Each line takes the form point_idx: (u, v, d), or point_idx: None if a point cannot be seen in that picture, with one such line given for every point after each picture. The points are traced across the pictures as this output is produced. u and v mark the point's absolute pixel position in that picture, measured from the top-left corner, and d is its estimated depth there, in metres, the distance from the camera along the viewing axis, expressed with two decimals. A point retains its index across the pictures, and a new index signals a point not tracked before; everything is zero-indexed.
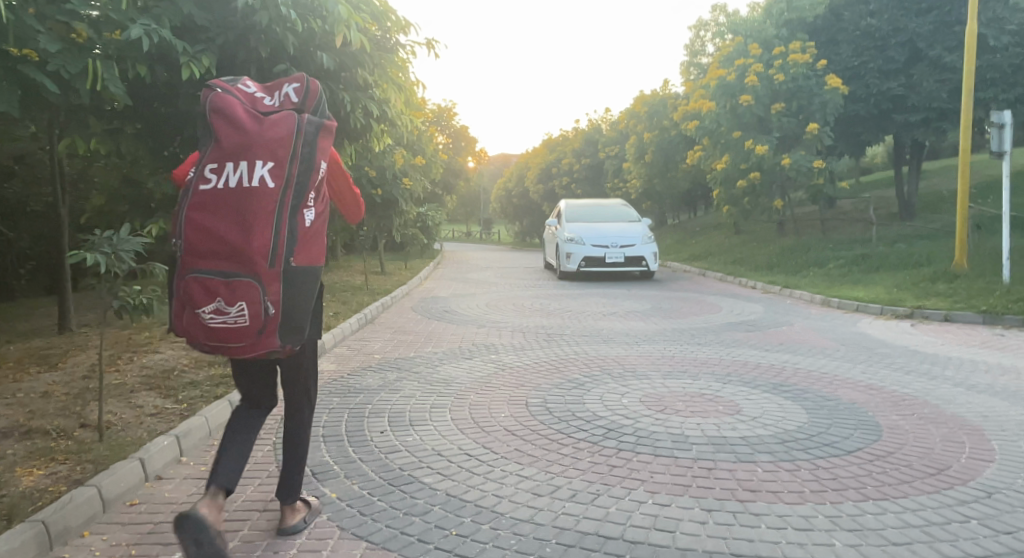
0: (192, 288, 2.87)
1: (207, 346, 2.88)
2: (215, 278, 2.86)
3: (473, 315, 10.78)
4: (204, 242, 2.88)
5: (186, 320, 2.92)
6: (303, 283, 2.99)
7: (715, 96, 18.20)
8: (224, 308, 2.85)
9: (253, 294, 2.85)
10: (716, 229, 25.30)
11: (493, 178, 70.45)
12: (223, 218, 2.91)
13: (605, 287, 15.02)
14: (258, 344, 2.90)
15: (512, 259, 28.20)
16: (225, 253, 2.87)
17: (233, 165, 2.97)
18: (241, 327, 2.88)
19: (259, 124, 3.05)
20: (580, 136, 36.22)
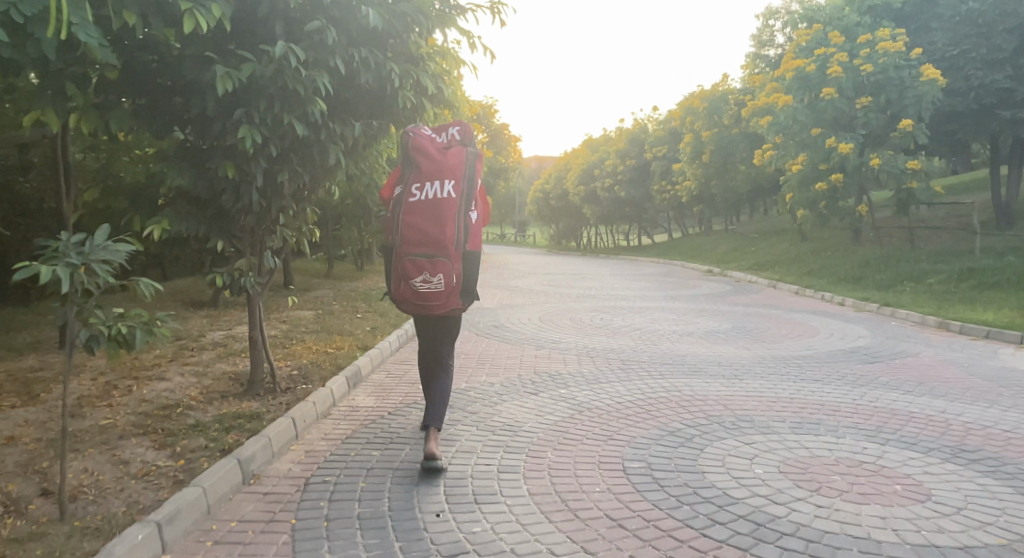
0: (407, 265, 4.43)
1: (417, 304, 4.38)
2: (423, 259, 4.39)
3: (529, 332, 9.49)
4: (415, 235, 4.41)
5: (401, 287, 4.46)
6: (470, 262, 4.51)
7: (791, 89, 16.67)
8: (429, 280, 4.38)
9: (448, 270, 4.40)
10: (776, 236, 23.59)
11: (529, 179, 68.76)
12: (426, 219, 4.44)
13: (666, 300, 13.60)
14: (448, 304, 4.41)
15: (555, 264, 26.75)
16: (429, 242, 4.41)
17: (430, 183, 4.52)
18: (439, 292, 4.41)
19: (442, 155, 4.61)
20: (625, 136, 34.48)
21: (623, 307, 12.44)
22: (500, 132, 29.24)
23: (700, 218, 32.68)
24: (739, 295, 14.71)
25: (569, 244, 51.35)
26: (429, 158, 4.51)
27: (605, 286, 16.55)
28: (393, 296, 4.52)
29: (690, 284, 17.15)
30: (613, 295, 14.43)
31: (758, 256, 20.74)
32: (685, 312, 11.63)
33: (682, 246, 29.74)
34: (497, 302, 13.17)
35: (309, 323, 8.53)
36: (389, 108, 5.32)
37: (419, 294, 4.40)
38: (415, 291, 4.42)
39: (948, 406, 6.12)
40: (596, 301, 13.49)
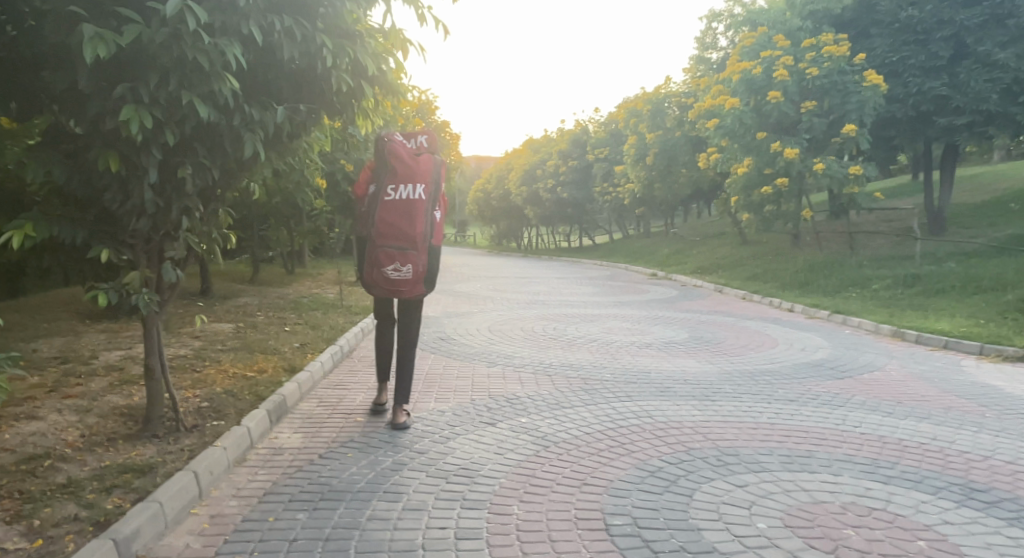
0: (383, 254, 5.34)
1: (388, 287, 5.32)
2: (395, 250, 5.33)
3: (477, 346, 8.73)
4: (389, 230, 5.34)
5: (374, 271, 5.37)
6: (433, 254, 5.50)
7: (737, 91, 15.76)
8: (399, 269, 5.32)
9: (415, 262, 5.34)
10: (717, 238, 23.47)
11: (468, 179, 67.84)
12: (398, 217, 5.36)
13: (617, 306, 13.05)
14: (412, 289, 5.37)
15: (495, 266, 26.03)
16: (401, 237, 5.34)
17: (403, 185, 5.43)
18: (407, 279, 5.35)
19: (415, 161, 5.54)
20: (567, 136, 33.99)
21: (574, 315, 11.77)
22: (438, 129, 28.36)
23: (641, 220, 32.45)
24: (688, 301, 14.27)
25: (509, 245, 50.71)
26: (405, 163, 5.45)
27: (551, 291, 15.89)
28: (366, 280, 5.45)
29: (638, 288, 16.68)
30: (562, 301, 13.78)
31: (701, 259, 20.51)
32: (638, 320, 11.00)
33: (624, 248, 29.41)
34: (439, 310, 12.31)
35: (224, 339, 7.47)
36: (311, 86, 4.46)
37: (391, 279, 5.32)
38: (387, 276, 5.34)
39: (938, 431, 5.62)
40: (545, 308, 12.77)
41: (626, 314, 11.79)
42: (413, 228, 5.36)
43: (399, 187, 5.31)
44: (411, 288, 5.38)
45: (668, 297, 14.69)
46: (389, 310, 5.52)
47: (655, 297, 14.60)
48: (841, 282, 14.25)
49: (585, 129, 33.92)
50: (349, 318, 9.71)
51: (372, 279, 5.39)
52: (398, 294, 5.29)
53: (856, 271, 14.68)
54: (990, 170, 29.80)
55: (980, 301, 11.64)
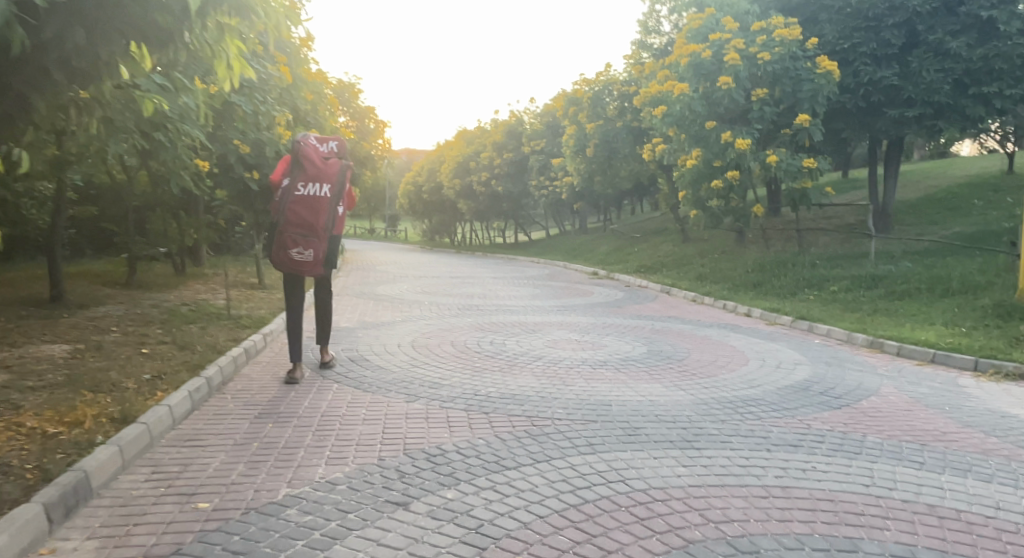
0: (289, 238, 6.30)
1: (290, 266, 6.29)
2: (299, 236, 6.31)
3: (396, 370, 7.04)
4: (296, 218, 6.31)
5: (280, 251, 6.34)
6: (332, 243, 6.51)
7: (685, 76, 13.55)
8: (303, 252, 6.30)
9: (317, 248, 6.34)
10: (657, 233, 22.32)
11: (401, 172, 65.44)
12: (306, 209, 6.33)
13: (558, 311, 11.55)
14: (312, 269, 6.35)
15: (423, 263, 24.20)
16: (306, 226, 6.32)
17: (312, 182, 6.40)
18: (309, 261, 6.34)
19: (324, 164, 6.53)
20: (501, 127, 32.39)
21: (513, 324, 10.16)
22: (363, 114, 26.44)
23: (579, 215, 31.09)
24: (632, 303, 12.90)
25: (444, 240, 48.83)
26: (315, 163, 6.41)
27: (485, 294, 14.27)
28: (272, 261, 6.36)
29: (578, 289, 15.28)
30: (498, 306, 12.16)
31: (642, 256, 19.25)
32: (586, 332, 9.44)
33: (562, 244, 28.00)
34: (353, 319, 10.46)
35: (48, 384, 5.81)
36: (80, 6, 3.86)
37: (294, 260, 6.30)
38: (292, 257, 6.32)
39: (994, 494, 4.19)
40: (478, 315, 11.11)
41: (574, 323, 10.25)
42: (317, 220, 6.36)
43: (308, 184, 6.29)
44: (313, 269, 6.38)
45: (610, 300, 13.31)
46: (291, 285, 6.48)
47: (600, 301, 13.17)
48: (794, 283, 12.75)
49: (521, 120, 32.37)
50: (236, 341, 7.82)
51: (279, 258, 6.34)
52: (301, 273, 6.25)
53: (810, 268, 13.47)
54: (926, 167, 29.49)
55: (953, 304, 10.47)
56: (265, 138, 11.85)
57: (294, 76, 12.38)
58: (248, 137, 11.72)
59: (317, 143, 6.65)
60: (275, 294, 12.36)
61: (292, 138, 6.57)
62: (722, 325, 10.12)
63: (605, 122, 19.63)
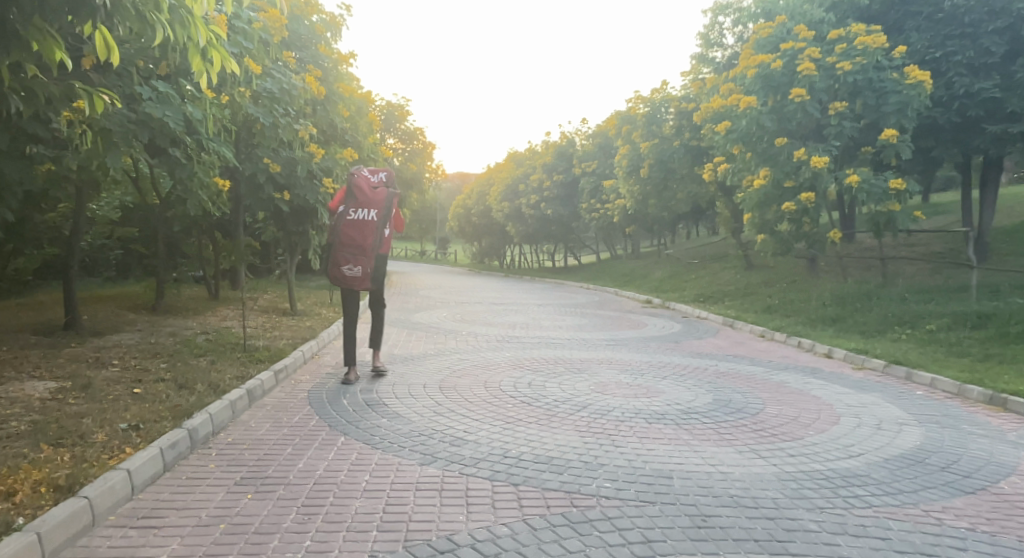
0: (341, 256, 7.17)
1: (340, 280, 7.14)
2: (347, 254, 7.17)
3: (417, 421, 5.98)
4: (346, 238, 7.19)
5: (334, 268, 7.22)
6: (379, 261, 7.31)
7: (751, 88, 12.27)
8: (352, 268, 7.14)
9: (364, 265, 7.16)
10: (717, 259, 20.93)
11: (451, 194, 65.19)
12: (354, 231, 7.21)
13: (610, 347, 10.38)
14: (358, 283, 7.17)
15: (469, 288, 23.26)
16: (355, 246, 7.18)
17: (360, 207, 7.29)
18: (358, 276, 7.16)
19: (372, 192, 7.39)
20: (551, 149, 31.53)
21: (560, 362, 9.02)
22: (411, 135, 25.59)
23: (632, 239, 29.84)
24: (692, 338, 11.63)
25: (493, 263, 48.06)
26: (362, 190, 7.29)
27: (531, 324, 13.16)
28: (327, 277, 7.24)
29: (632, 320, 14.06)
30: (544, 339, 11.05)
31: (702, 284, 17.91)
32: (642, 373, 8.25)
33: (614, 269, 26.77)
34: (383, 351, 9.47)
35: (14, 434, 5.02)
36: None
37: (345, 275, 7.15)
38: (343, 274, 7.17)
39: None
40: (522, 349, 10.01)
41: (627, 361, 9.07)
42: (365, 240, 7.20)
43: (355, 208, 7.16)
44: (360, 283, 7.19)
45: (668, 334, 12.06)
46: (345, 299, 7.35)
47: (657, 335, 11.94)
48: (881, 320, 11.26)
49: (571, 141, 31.48)
50: (240, 381, 6.90)
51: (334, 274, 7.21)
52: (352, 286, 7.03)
53: (896, 302, 11.96)
54: (1012, 192, 27.27)
55: None
56: (296, 156, 11.11)
57: (328, 91, 11.63)
58: (280, 154, 11.05)
59: (369, 173, 7.56)
60: (306, 323, 11.50)
61: (348, 172, 7.55)
62: (799, 367, 8.79)
63: (661, 141, 18.40)
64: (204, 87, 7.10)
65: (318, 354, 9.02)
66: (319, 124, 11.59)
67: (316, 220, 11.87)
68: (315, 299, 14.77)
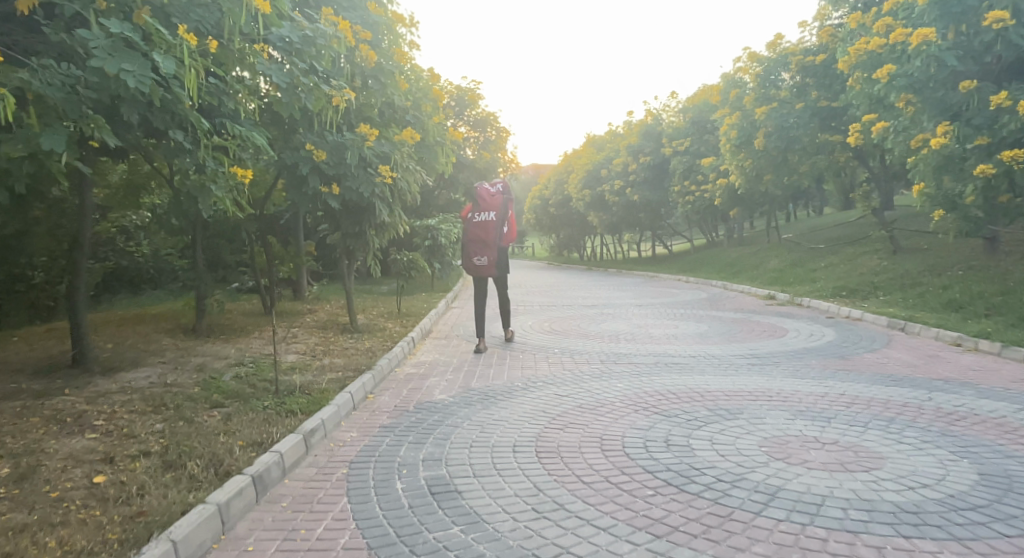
0: (470, 250, 8.55)
1: (470, 268, 8.57)
2: (473, 246, 8.62)
3: (518, 539, 3.67)
4: (472, 235, 8.64)
5: (465, 260, 8.62)
6: (500, 252, 8.67)
7: (930, 19, 9.99)
8: (480, 260, 8.56)
9: (488, 255, 8.55)
10: (846, 245, 17.89)
11: (526, 186, 62.73)
12: (478, 229, 8.62)
13: (758, 372, 7.82)
14: (483, 269, 8.57)
15: (555, 287, 20.89)
16: (481, 241, 8.59)
17: (481, 210, 8.68)
18: (484, 265, 8.58)
19: (490, 198, 8.75)
20: (637, 129, 28.63)
21: (704, 399, 6.56)
22: (483, 121, 23.22)
23: (731, 223, 26.82)
24: (861, 354, 8.92)
25: (574, 255, 45.44)
26: (483, 196, 8.67)
27: (640, 335, 10.59)
28: (462, 270, 8.70)
29: (766, 325, 11.34)
30: (666, 359, 8.57)
31: (838, 281, 14.97)
32: (836, 427, 5.61)
33: (716, 259, 23.87)
34: (462, 386, 7.17)
35: None
36: None
37: (475, 265, 8.58)
38: (474, 265, 8.59)
39: None
40: (642, 378, 7.58)
41: (801, 401, 6.42)
42: (488, 235, 8.59)
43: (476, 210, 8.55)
44: (487, 271, 8.58)
45: (824, 347, 9.36)
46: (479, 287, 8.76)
47: (816, 348, 9.15)
48: None
49: (658, 119, 28.49)
50: (251, 455, 4.57)
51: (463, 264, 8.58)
52: (480, 273, 8.43)
53: None
54: None
55: None
56: (348, 139, 9.05)
57: (380, 57, 9.43)
58: (326, 139, 8.99)
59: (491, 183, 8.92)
60: (368, 343, 9.35)
61: (475, 183, 8.94)
62: None
63: (780, 105, 16.02)
64: (179, 27, 4.79)
65: (376, 393, 6.79)
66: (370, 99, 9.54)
67: (374, 218, 9.71)
68: (383, 312, 12.76)
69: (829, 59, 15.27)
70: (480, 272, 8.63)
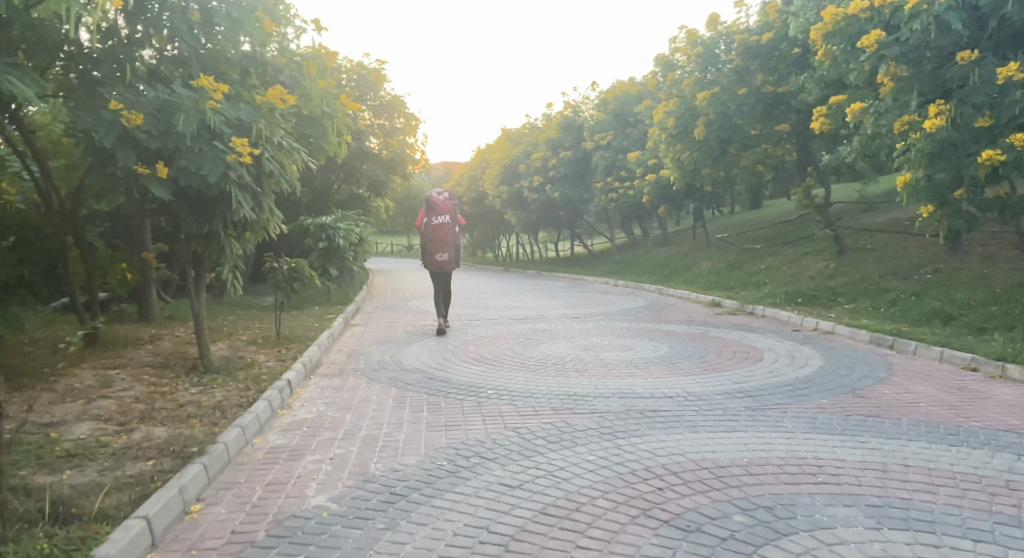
0: (434, 249, 10.26)
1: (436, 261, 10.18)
2: (435, 244, 10.31)
3: None
4: (435, 235, 10.33)
5: (430, 258, 10.27)
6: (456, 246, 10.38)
7: None
8: (443, 255, 10.27)
9: (449, 251, 10.28)
10: (788, 245, 16.40)
11: (438, 182, 59.84)
12: (439, 230, 10.32)
13: (770, 424, 5.70)
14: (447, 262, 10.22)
15: (471, 293, 18.51)
16: (442, 240, 10.32)
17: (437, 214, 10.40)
18: (446, 260, 10.28)
19: (442, 204, 10.50)
20: (555, 122, 26.64)
21: (723, 487, 4.33)
22: (390, 106, 20.21)
23: (657, 222, 25.26)
24: (878, 385, 6.99)
25: (489, 254, 43.27)
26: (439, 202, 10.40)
27: (588, 366, 8.33)
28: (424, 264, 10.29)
29: (734, 344, 9.38)
30: (639, 406, 6.35)
31: (791, 286, 13.32)
32: (958, 552, 3.47)
33: (643, 260, 22.15)
34: (353, 475, 4.67)
35: None
36: None
37: (439, 260, 10.25)
38: (437, 261, 10.24)
39: None
40: (618, 442, 5.31)
41: (865, 487, 4.28)
42: (446, 234, 10.29)
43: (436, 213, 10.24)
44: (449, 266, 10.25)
45: (826, 376, 7.39)
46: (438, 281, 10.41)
47: (818, 381, 7.13)
48: None
49: (577, 111, 26.60)
50: None
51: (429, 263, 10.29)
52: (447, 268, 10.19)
53: None
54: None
55: None
56: (176, 95, 6.34)
57: None
58: (144, 97, 6.26)
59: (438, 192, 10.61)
60: (217, 392, 6.64)
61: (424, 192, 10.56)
62: None
63: (722, 90, 14.42)
64: None
65: (206, 501, 4.23)
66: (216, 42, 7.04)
67: (230, 213, 6.99)
68: (260, 336, 9.99)
69: (775, 38, 13.83)
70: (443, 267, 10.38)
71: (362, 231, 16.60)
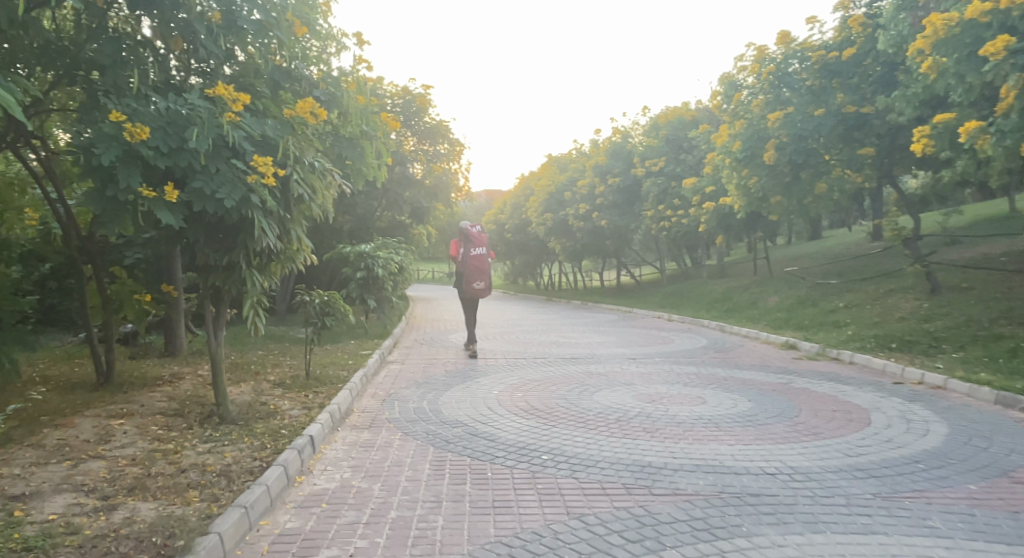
0: (471, 278, 10.82)
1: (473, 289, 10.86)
2: (473, 273, 10.93)
3: None
4: (475, 266, 10.94)
5: (467, 286, 10.92)
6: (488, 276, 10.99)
7: None
8: (479, 284, 10.95)
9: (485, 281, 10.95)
10: (866, 282, 14.99)
11: (481, 209, 59.20)
12: (478, 262, 10.92)
13: (914, 521, 4.49)
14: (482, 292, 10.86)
15: (518, 326, 17.47)
16: (479, 270, 10.95)
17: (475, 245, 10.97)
18: (481, 289, 10.96)
19: (478, 236, 11.07)
20: (604, 147, 25.58)
21: None
22: (435, 130, 19.32)
23: (713, 253, 23.92)
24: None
25: (530, 282, 42.22)
26: (478, 236, 10.96)
27: (658, 422, 7.10)
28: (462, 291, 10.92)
29: (827, 400, 8.09)
30: (737, 487, 5.16)
31: (878, 328, 11.92)
32: None
33: (699, 293, 20.83)
34: None
35: None
36: None
37: (475, 288, 10.91)
38: (474, 288, 10.91)
39: None
40: (723, 547, 4.13)
41: None
42: (483, 265, 10.94)
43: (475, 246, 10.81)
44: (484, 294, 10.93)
45: (955, 447, 6.12)
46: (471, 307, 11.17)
47: (948, 455, 5.87)
48: None
49: (627, 136, 25.51)
50: None
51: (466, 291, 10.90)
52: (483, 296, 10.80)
53: None
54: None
55: None
56: (190, 106, 5.43)
57: None
58: (152, 110, 5.37)
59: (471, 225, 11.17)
60: (228, 452, 5.67)
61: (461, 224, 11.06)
62: None
63: (797, 110, 13.13)
64: None
65: None
66: (238, 44, 6.30)
67: (252, 242, 6.03)
68: (288, 376, 9.05)
69: (859, 54, 12.57)
70: (478, 294, 11.00)
71: (403, 259, 15.72)
